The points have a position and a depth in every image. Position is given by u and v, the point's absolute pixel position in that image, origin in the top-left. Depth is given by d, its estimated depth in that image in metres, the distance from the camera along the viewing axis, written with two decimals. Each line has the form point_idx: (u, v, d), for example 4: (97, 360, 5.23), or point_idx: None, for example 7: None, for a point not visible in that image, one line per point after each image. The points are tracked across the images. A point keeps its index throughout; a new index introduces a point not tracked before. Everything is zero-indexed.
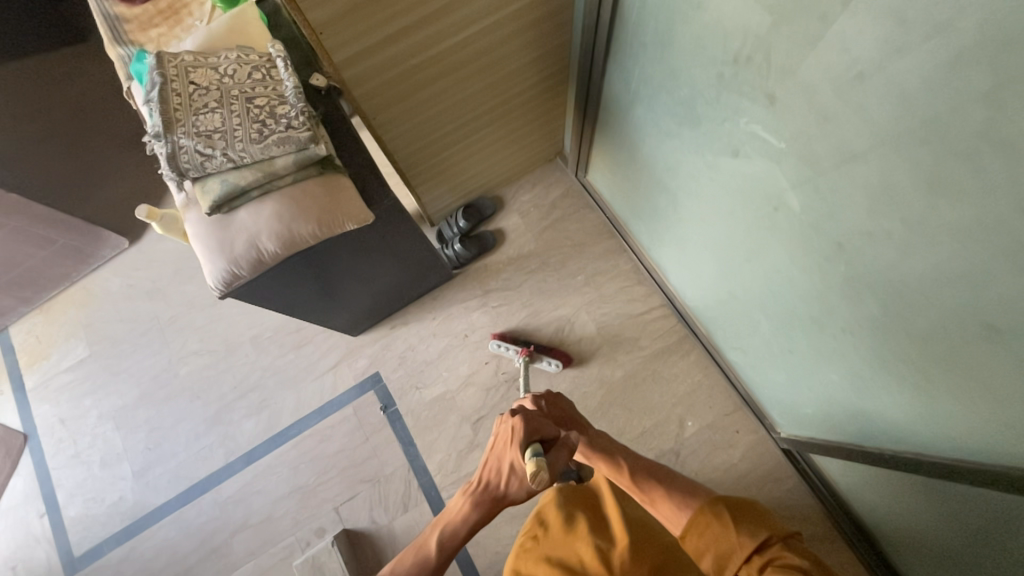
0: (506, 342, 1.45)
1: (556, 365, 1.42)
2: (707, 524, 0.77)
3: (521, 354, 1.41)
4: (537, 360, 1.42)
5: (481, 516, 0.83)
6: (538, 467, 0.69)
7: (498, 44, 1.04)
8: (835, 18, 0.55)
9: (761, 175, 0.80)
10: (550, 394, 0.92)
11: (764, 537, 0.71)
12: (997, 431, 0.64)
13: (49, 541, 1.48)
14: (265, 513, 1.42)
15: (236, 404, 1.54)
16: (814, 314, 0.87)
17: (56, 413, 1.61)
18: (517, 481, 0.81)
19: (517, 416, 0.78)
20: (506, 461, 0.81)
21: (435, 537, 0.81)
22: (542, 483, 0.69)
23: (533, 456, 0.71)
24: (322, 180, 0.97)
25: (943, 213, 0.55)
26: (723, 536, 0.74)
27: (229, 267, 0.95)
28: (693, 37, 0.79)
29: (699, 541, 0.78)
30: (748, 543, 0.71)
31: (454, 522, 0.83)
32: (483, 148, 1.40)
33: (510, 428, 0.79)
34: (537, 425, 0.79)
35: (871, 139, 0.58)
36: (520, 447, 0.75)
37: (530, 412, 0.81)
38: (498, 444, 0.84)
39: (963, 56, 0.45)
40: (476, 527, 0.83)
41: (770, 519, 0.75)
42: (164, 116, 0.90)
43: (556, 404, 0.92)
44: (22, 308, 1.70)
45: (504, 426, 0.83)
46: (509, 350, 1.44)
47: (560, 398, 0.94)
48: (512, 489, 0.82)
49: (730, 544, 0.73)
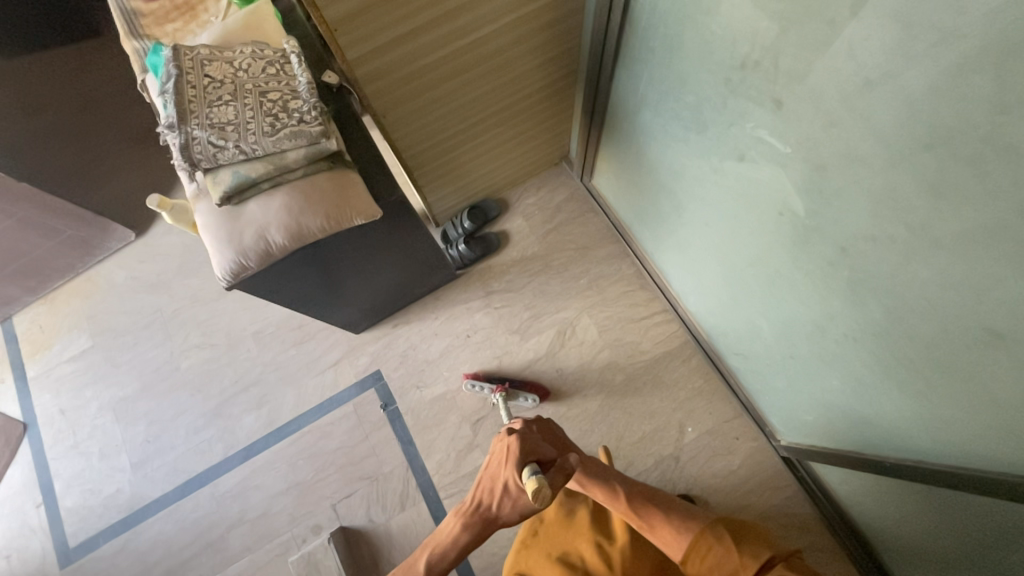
0: (480, 381, 1.43)
1: (532, 401, 1.40)
2: (708, 546, 0.71)
3: (497, 391, 1.38)
4: (513, 397, 1.39)
5: (471, 538, 0.80)
6: (540, 486, 0.67)
7: (507, 47, 1.05)
8: (844, 24, 0.56)
9: (767, 179, 0.81)
10: (542, 420, 0.82)
11: (766, 557, 0.67)
12: (997, 438, 0.65)
13: (44, 532, 1.48)
14: (262, 509, 1.42)
15: (236, 399, 1.54)
16: (816, 320, 0.87)
17: (56, 403, 1.61)
18: (510, 502, 0.77)
19: (513, 434, 0.76)
20: (500, 480, 0.77)
21: (424, 559, 0.80)
22: (544, 500, 0.69)
23: (532, 475, 0.70)
24: (331, 175, 0.98)
25: (947, 217, 0.56)
26: (725, 558, 0.69)
27: (237, 258, 0.96)
28: (702, 42, 0.80)
29: (702, 567, 0.71)
30: (750, 565, 0.67)
31: (446, 542, 0.80)
32: (490, 149, 1.41)
33: (506, 447, 0.77)
34: (535, 444, 0.76)
35: (875, 145, 0.59)
36: (516, 468, 0.73)
37: (525, 431, 0.78)
38: (492, 462, 0.81)
39: (966, 63, 0.46)
40: (468, 548, 0.81)
41: (771, 538, 0.70)
42: (178, 107, 0.91)
43: (550, 430, 0.82)
44: (27, 297, 1.71)
45: (500, 445, 0.80)
46: (484, 389, 1.42)
47: (554, 425, 0.84)
48: (505, 512, 0.78)
49: (733, 567, 0.68)
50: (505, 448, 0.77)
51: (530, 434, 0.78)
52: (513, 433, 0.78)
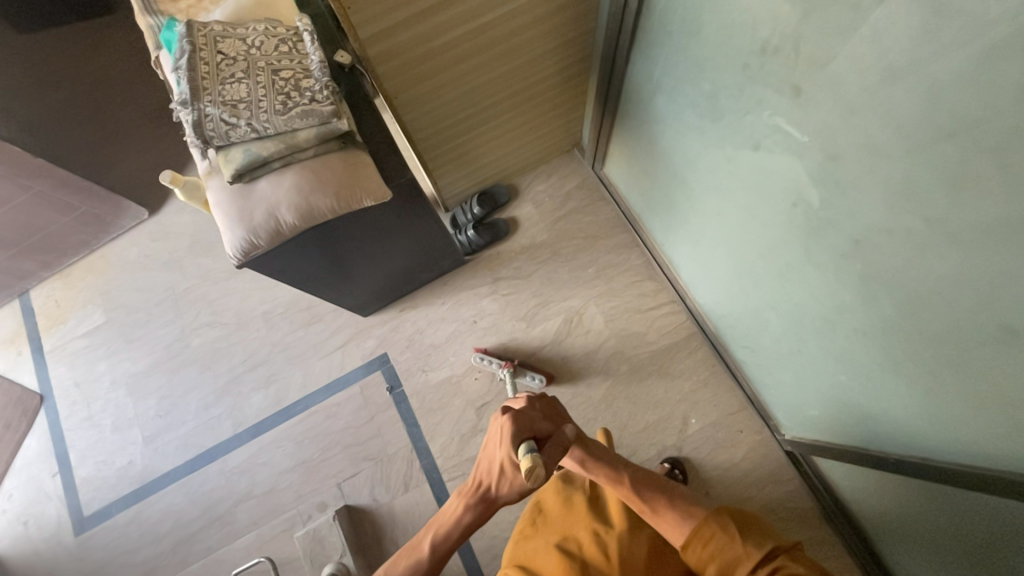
0: (489, 356, 1.45)
1: (538, 380, 1.41)
2: (711, 534, 0.71)
3: (505, 365, 1.42)
4: (520, 374, 1.42)
5: (473, 519, 0.81)
6: (534, 464, 0.67)
7: (518, 30, 1.04)
8: (870, 9, 0.54)
9: (782, 169, 0.80)
10: (544, 397, 0.82)
11: (770, 547, 0.67)
12: (1005, 437, 0.65)
13: (59, 500, 1.52)
14: (269, 485, 1.45)
15: (245, 377, 1.57)
16: (826, 314, 0.87)
17: (71, 376, 1.65)
18: (507, 483, 0.78)
19: (507, 413, 0.75)
20: (497, 459, 0.77)
21: (429, 540, 0.81)
22: (538, 479, 0.69)
23: (528, 452, 0.70)
24: (342, 155, 0.99)
25: (967, 210, 0.54)
26: (728, 546, 0.69)
27: (247, 237, 0.96)
28: (721, 27, 0.79)
29: (704, 554, 0.71)
30: (754, 554, 0.66)
31: (449, 523, 0.82)
32: (502, 134, 1.40)
33: (499, 427, 0.76)
34: (531, 421, 0.77)
35: (897, 135, 0.58)
36: (510, 446, 0.73)
37: (523, 407, 0.79)
38: (491, 442, 0.80)
39: (997, 48, 0.45)
40: (470, 529, 0.82)
41: (771, 530, 0.70)
42: (191, 83, 0.92)
43: (551, 406, 0.83)
44: (43, 273, 1.74)
45: (494, 425, 0.80)
46: (492, 363, 1.44)
47: (555, 402, 0.84)
48: (504, 491, 0.79)
49: (735, 555, 0.68)
50: (499, 428, 0.76)
51: (527, 410, 0.78)
52: (508, 412, 0.78)
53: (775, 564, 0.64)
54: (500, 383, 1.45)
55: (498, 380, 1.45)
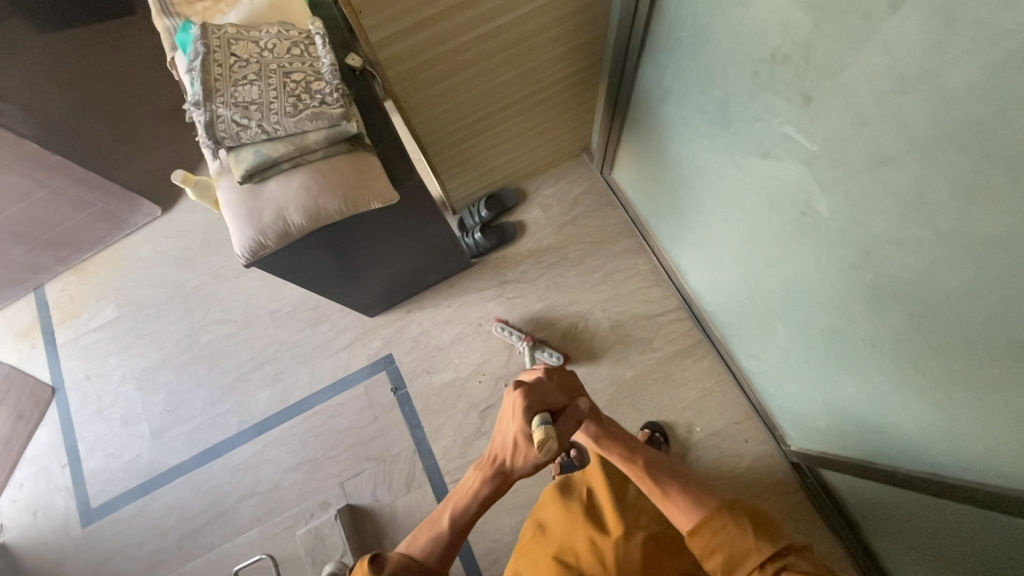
0: (510, 327, 1.49)
1: (555, 358, 1.43)
2: (722, 524, 0.70)
3: (525, 339, 1.45)
4: (538, 349, 1.45)
5: (491, 493, 0.81)
6: (546, 436, 0.68)
7: (530, 35, 1.04)
8: (882, 19, 0.54)
9: (791, 178, 0.79)
10: (562, 369, 0.86)
11: (781, 544, 0.65)
12: (1013, 454, 0.63)
13: (68, 491, 1.54)
14: (273, 482, 1.46)
15: (252, 374, 1.58)
16: (834, 325, 0.86)
17: (82, 369, 1.67)
18: (522, 455, 0.77)
19: (519, 389, 0.75)
20: (510, 434, 0.76)
21: (448, 514, 0.80)
22: (550, 451, 0.69)
23: (542, 424, 0.70)
24: (350, 157, 1.00)
25: (977, 222, 0.54)
26: (738, 537, 0.68)
27: (256, 236, 0.97)
28: (731, 32, 0.79)
29: (712, 543, 0.70)
30: (764, 549, 0.65)
31: (467, 497, 0.81)
32: (511, 138, 1.41)
33: (511, 402, 0.76)
34: (544, 394, 0.77)
35: (907, 145, 0.57)
36: (522, 420, 0.73)
37: (536, 381, 0.79)
38: (503, 418, 0.79)
39: (1009, 60, 0.44)
40: (486, 503, 0.82)
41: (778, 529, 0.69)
42: (204, 85, 0.93)
43: (567, 378, 0.85)
44: (58, 267, 1.78)
45: (507, 399, 0.78)
46: (513, 335, 1.47)
47: (571, 374, 0.87)
48: (520, 464, 0.78)
49: (745, 548, 0.67)
50: (511, 403, 0.76)
51: (541, 384, 0.79)
52: (520, 386, 0.77)
53: (784, 565, 0.63)
54: (512, 372, 1.47)
55: (510, 367, 1.47)
